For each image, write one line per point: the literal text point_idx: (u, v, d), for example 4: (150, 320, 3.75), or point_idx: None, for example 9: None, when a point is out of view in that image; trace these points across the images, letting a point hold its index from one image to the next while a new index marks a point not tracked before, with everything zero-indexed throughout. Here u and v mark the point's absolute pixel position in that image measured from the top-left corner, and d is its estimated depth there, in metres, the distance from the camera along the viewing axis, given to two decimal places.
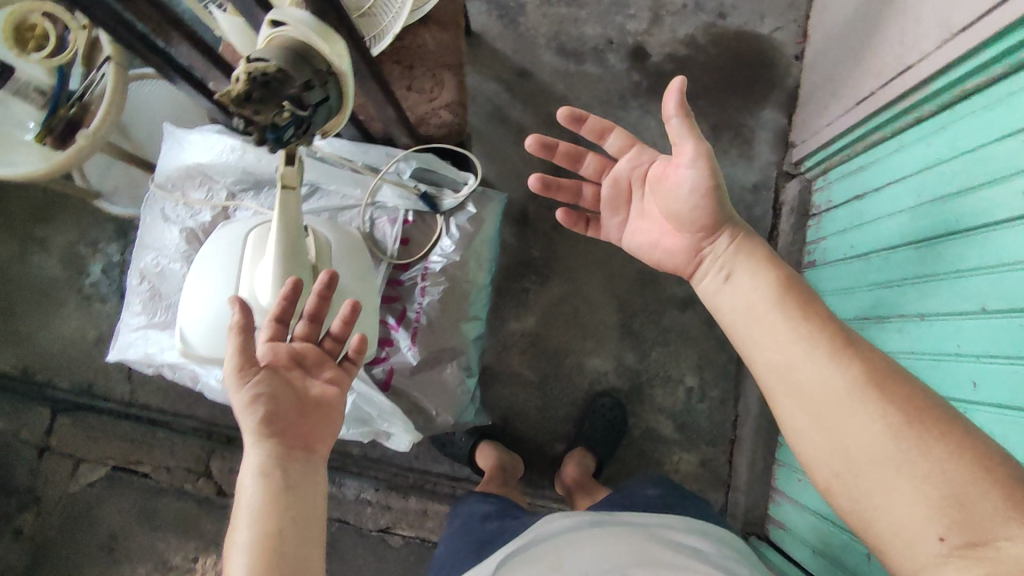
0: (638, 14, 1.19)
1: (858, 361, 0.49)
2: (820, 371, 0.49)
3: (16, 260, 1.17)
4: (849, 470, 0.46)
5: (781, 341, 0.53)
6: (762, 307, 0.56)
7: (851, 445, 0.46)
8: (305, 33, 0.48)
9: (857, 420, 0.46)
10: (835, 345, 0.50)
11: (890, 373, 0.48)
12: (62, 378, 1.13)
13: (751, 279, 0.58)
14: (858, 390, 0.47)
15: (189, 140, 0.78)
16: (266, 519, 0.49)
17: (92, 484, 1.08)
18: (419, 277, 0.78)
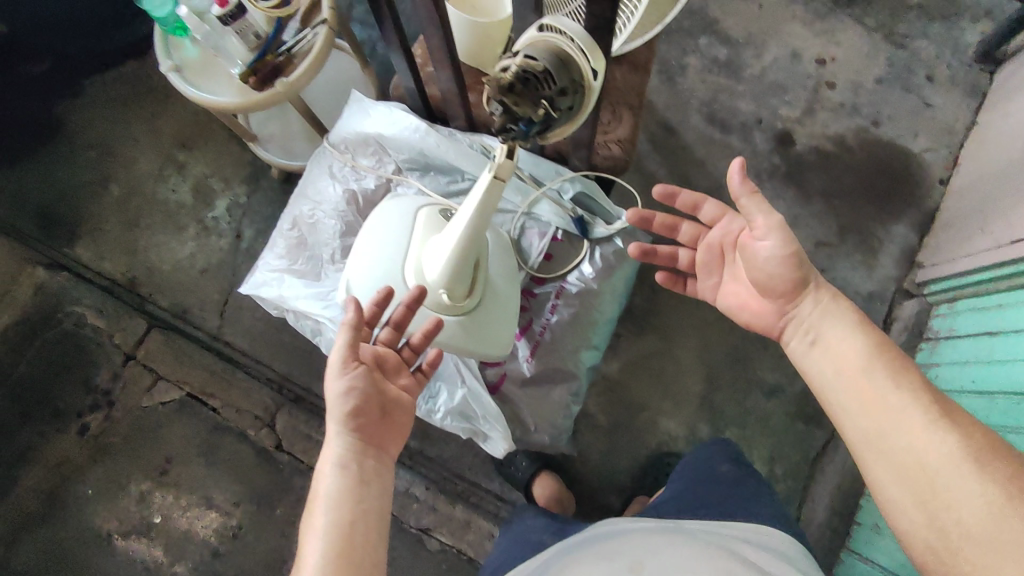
0: (795, 101, 1.21)
1: (960, 432, 0.49)
2: (922, 446, 0.50)
3: (153, 178, 1.23)
4: (947, 544, 0.47)
5: (880, 413, 0.53)
6: (858, 370, 0.56)
7: (952, 522, 0.47)
8: (572, 42, 0.50)
9: (959, 495, 0.47)
10: (938, 417, 0.50)
11: (994, 447, 0.48)
12: (163, 297, 1.17)
13: (842, 339, 0.58)
14: (962, 467, 0.47)
15: (374, 110, 0.81)
16: (346, 504, 0.49)
17: (163, 404, 1.10)
18: (553, 293, 0.79)
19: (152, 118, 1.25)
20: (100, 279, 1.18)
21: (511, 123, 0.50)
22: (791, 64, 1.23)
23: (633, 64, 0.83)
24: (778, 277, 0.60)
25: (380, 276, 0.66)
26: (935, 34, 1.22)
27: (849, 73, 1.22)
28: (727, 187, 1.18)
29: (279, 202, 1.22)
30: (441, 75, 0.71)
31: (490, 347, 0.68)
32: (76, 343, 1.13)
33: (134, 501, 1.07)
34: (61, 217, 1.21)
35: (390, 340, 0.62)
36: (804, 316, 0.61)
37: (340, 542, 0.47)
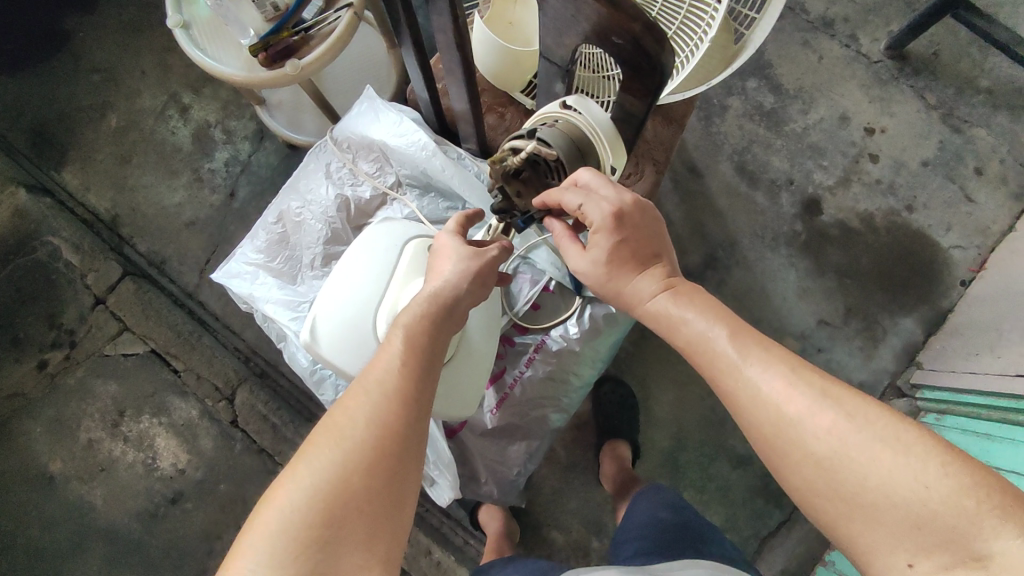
0: (831, 168, 1.15)
1: (789, 383, 0.43)
2: (762, 414, 0.44)
3: (154, 116, 1.17)
4: (811, 503, 0.42)
5: (719, 388, 0.47)
6: (692, 346, 0.49)
7: (803, 481, 0.42)
8: (596, 133, 0.46)
9: (800, 452, 0.42)
10: (761, 370, 0.45)
11: (823, 384, 0.43)
12: (144, 243, 1.13)
13: (672, 315, 0.50)
14: (796, 425, 0.42)
15: (384, 116, 0.76)
16: (431, 330, 0.50)
17: (125, 356, 1.08)
18: (532, 346, 0.75)
19: (163, 51, 1.19)
20: (84, 212, 1.14)
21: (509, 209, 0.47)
22: (837, 127, 1.16)
23: (666, 117, 0.77)
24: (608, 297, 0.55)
25: (352, 311, 0.62)
26: (996, 125, 1.13)
27: (894, 149, 1.14)
28: (740, 245, 1.13)
29: (279, 167, 1.17)
30: (456, 97, 0.65)
31: (451, 406, 0.65)
32: (48, 276, 1.10)
33: (81, 447, 1.05)
34: (55, 137, 1.16)
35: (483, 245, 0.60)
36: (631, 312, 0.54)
37: (419, 347, 0.49)
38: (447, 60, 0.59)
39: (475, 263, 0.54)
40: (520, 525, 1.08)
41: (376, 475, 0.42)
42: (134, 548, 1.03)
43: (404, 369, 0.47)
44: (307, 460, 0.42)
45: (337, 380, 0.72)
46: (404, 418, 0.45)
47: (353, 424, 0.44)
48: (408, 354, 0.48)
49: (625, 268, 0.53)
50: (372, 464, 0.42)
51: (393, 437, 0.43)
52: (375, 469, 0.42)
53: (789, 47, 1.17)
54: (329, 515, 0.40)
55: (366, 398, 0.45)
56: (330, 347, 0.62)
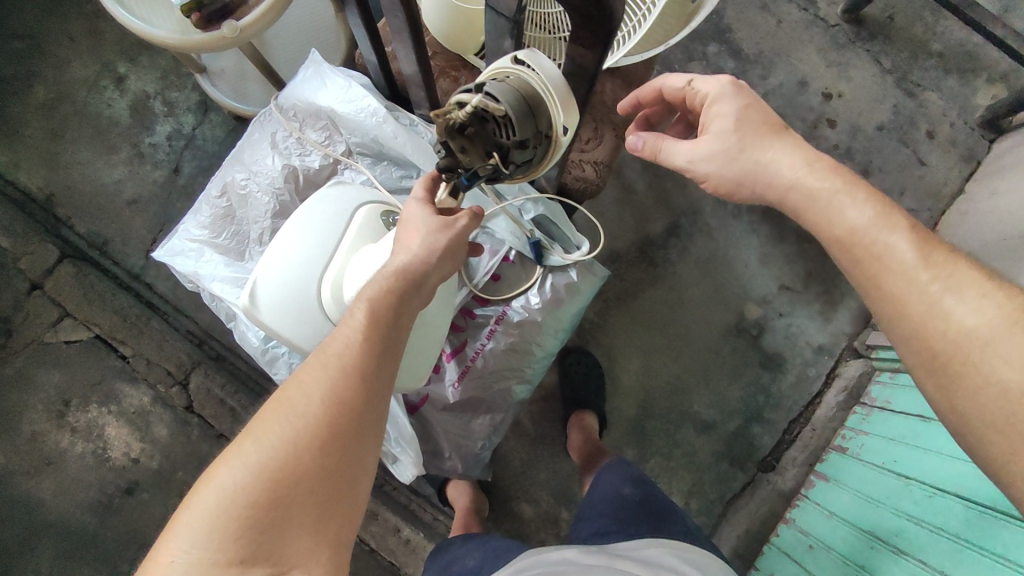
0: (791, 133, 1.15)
1: (979, 301, 0.42)
2: (941, 331, 0.43)
3: (85, 87, 1.09)
4: (971, 432, 0.43)
5: (883, 300, 0.46)
6: (843, 244, 0.48)
7: (969, 405, 0.42)
8: (547, 90, 0.43)
9: (981, 376, 0.41)
10: (952, 290, 0.43)
11: (1022, 311, 0.41)
12: (83, 224, 1.07)
13: (823, 211, 0.49)
14: (984, 345, 0.41)
15: (332, 82, 0.72)
16: (395, 302, 0.48)
17: (68, 343, 1.02)
18: (493, 318, 0.73)
19: (92, 15, 1.10)
20: (13, 191, 1.07)
21: (455, 168, 0.44)
22: (796, 92, 1.16)
23: (625, 80, 0.76)
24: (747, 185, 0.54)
25: (300, 283, 0.59)
26: (948, 88, 1.15)
27: (851, 113, 1.15)
28: (702, 212, 1.14)
29: (226, 141, 1.11)
30: (404, 59, 0.62)
31: (407, 378, 0.64)
32: None
33: (25, 440, 1.00)
34: None
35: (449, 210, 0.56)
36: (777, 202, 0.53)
37: (381, 322, 0.47)
38: (391, 17, 0.56)
39: (443, 237, 0.51)
40: (490, 499, 1.08)
41: (328, 453, 0.40)
42: (88, 541, 0.99)
43: (364, 344, 0.45)
44: (255, 436, 0.40)
45: (291, 359, 0.69)
46: (361, 393, 0.43)
47: (307, 399, 0.42)
48: (369, 328, 0.46)
49: (755, 137, 0.53)
50: (324, 442, 0.40)
51: (347, 413, 0.42)
52: (327, 447, 0.40)
53: (748, 10, 1.16)
54: (273, 494, 0.38)
55: (321, 372, 0.43)
56: (277, 321, 0.59)
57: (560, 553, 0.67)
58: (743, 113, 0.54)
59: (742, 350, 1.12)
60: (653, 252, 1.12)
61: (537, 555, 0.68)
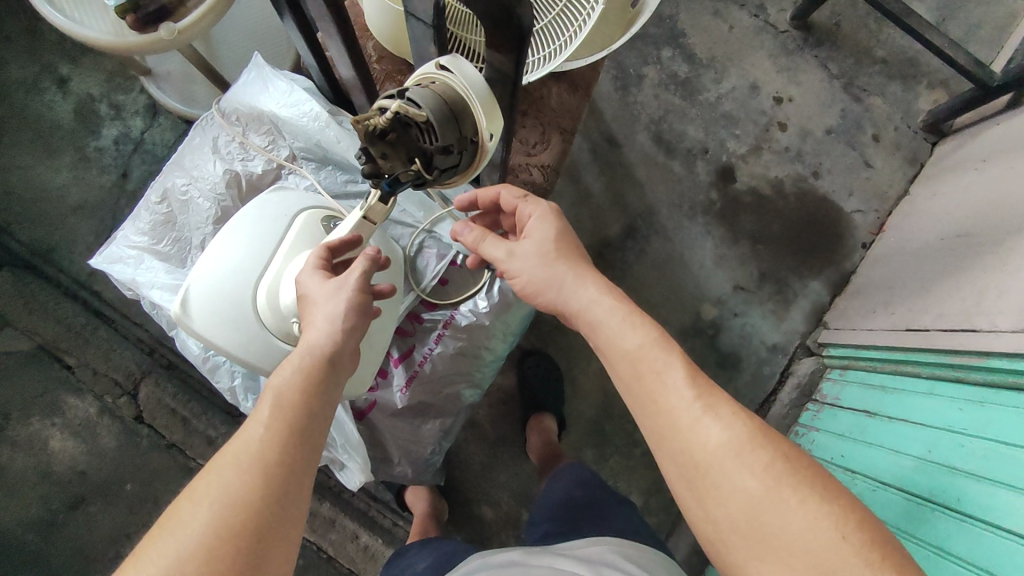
0: (743, 136, 1.17)
1: (729, 418, 0.43)
2: (694, 446, 0.43)
3: (28, 89, 1.06)
4: (720, 540, 0.42)
5: (656, 414, 0.45)
6: (630, 358, 0.48)
7: (721, 515, 0.42)
8: (471, 96, 0.44)
9: (728, 486, 0.41)
10: (709, 410, 0.43)
11: (759, 430, 0.42)
12: (23, 230, 1.04)
13: (613, 328, 0.50)
14: (728, 460, 0.42)
15: (275, 88, 0.72)
16: (310, 390, 0.45)
17: (9, 354, 0.99)
18: (441, 323, 0.73)
19: (33, 16, 1.07)
20: None
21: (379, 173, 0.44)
22: (748, 96, 1.18)
23: (572, 84, 0.76)
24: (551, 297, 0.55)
25: (234, 291, 0.58)
26: (892, 92, 1.19)
27: (801, 117, 1.18)
28: (658, 214, 1.15)
29: (176, 145, 1.09)
30: (342, 62, 0.61)
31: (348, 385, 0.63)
32: None
33: None
34: None
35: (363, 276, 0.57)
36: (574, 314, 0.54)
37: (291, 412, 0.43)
38: (324, 21, 0.55)
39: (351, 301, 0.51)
40: (449, 503, 1.07)
41: (215, 564, 0.35)
42: (31, 559, 0.96)
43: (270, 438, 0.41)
44: (138, 551, 0.36)
45: (233, 366, 0.68)
46: (264, 491, 0.39)
47: (196, 505, 0.38)
48: (278, 419, 0.42)
49: (564, 254, 0.55)
50: (210, 550, 0.36)
51: (245, 517, 0.37)
52: (214, 556, 0.36)
53: (700, 16, 1.18)
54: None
55: (221, 470, 0.39)
56: (210, 330, 0.58)
57: (503, 555, 0.66)
58: (557, 233, 0.57)
59: (698, 350, 1.14)
60: (610, 255, 1.14)
61: (485, 557, 0.67)
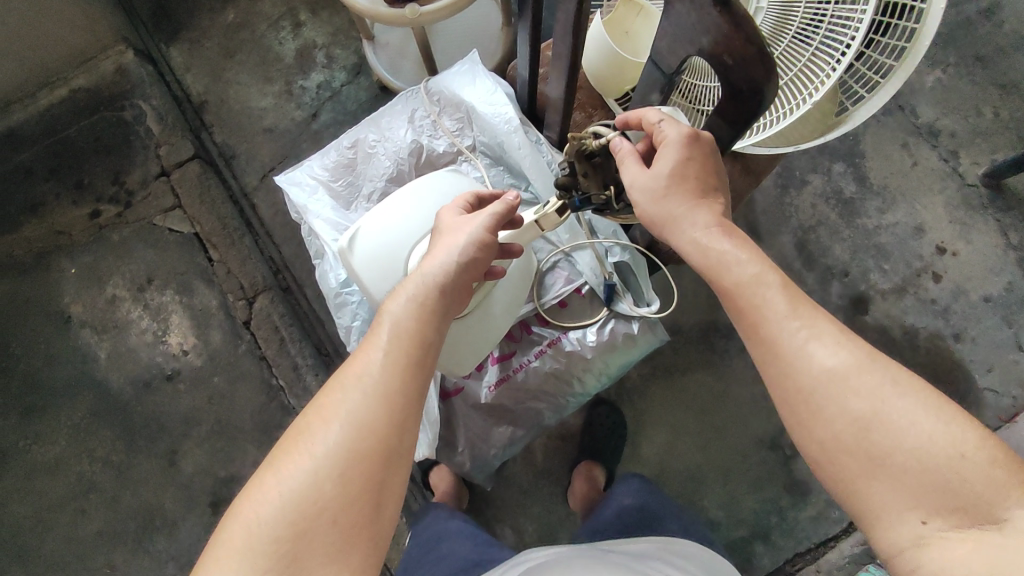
0: (891, 272, 1.12)
1: (836, 345, 0.44)
2: (797, 371, 0.45)
3: (268, 22, 1.23)
4: (825, 456, 0.44)
5: (757, 340, 0.47)
6: (733, 287, 0.49)
7: (828, 439, 0.43)
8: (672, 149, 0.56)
9: (835, 409, 0.43)
10: (814, 335, 0.45)
11: (868, 354, 0.44)
12: (220, 132, 1.19)
13: (724, 251, 0.50)
14: (834, 382, 0.43)
15: (480, 83, 0.79)
16: (425, 323, 0.50)
17: (170, 232, 1.11)
18: (547, 340, 0.76)
19: None
20: (177, 88, 1.20)
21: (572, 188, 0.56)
22: (909, 236, 1.13)
23: (746, 168, 0.78)
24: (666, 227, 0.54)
25: (393, 245, 0.63)
26: None
27: (959, 275, 1.12)
28: None
29: (365, 105, 1.21)
30: (554, 82, 0.67)
31: (451, 359, 0.66)
32: (127, 134, 1.15)
33: (104, 299, 1.10)
34: (174, 14, 1.23)
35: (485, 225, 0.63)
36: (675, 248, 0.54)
37: (408, 346, 0.49)
38: (558, 40, 0.61)
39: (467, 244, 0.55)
40: (478, 512, 1.09)
41: (350, 481, 0.42)
42: (121, 409, 1.07)
43: (388, 374, 0.46)
44: (278, 466, 0.43)
45: (358, 309, 0.72)
46: (392, 414, 0.45)
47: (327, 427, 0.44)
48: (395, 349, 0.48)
49: (679, 191, 0.53)
50: (345, 468, 0.42)
51: (375, 436, 0.44)
52: (349, 473, 0.42)
53: (885, 143, 1.16)
54: (301, 541, 0.41)
55: (348, 392, 0.46)
56: (362, 271, 0.63)
57: (557, 548, 0.68)
58: (680, 164, 0.53)
59: (772, 465, 1.09)
60: (714, 339, 1.12)
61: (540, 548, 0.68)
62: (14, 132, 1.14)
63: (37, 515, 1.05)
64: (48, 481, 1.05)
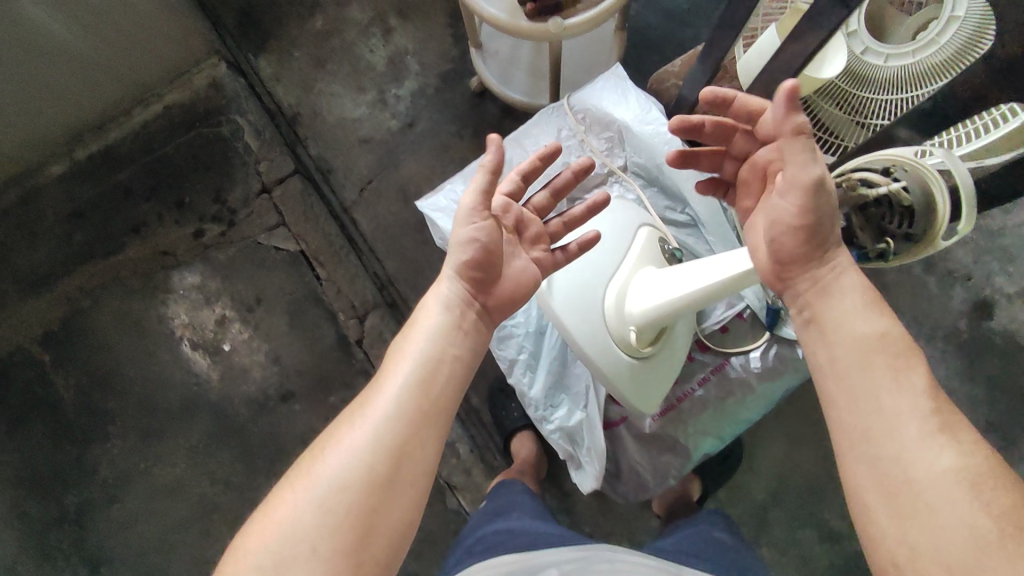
0: (1017, 276, 1.08)
1: (962, 451, 0.43)
2: (912, 462, 0.44)
3: (358, 29, 1.18)
4: (913, 565, 0.41)
5: (871, 414, 0.47)
6: (857, 358, 0.49)
7: (929, 545, 0.41)
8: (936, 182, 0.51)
9: (943, 515, 0.41)
10: (940, 434, 0.44)
11: (1000, 471, 0.42)
12: (314, 145, 1.16)
13: (849, 314, 0.51)
14: (952, 484, 0.41)
15: (632, 100, 0.77)
16: (434, 355, 0.54)
17: (278, 251, 1.11)
18: (709, 366, 0.76)
19: None
20: (269, 101, 1.16)
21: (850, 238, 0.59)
22: None
23: None
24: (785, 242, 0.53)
25: (585, 284, 0.64)
26: None
27: None
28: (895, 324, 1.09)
29: (460, 112, 1.16)
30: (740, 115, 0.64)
31: (641, 399, 0.66)
32: (226, 151, 1.13)
33: (213, 321, 1.10)
34: (260, 22, 1.18)
35: (545, 205, 0.65)
36: (789, 283, 0.55)
37: (415, 380, 0.52)
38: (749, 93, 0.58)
39: (468, 251, 0.57)
40: (594, 527, 1.08)
41: (337, 511, 0.45)
42: (236, 430, 1.07)
43: (392, 408, 0.50)
44: (278, 493, 0.47)
45: (525, 342, 0.75)
46: (388, 447, 0.48)
47: (326, 459, 0.48)
48: (402, 385, 0.52)
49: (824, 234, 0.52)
50: (335, 497, 0.46)
51: (370, 468, 0.47)
52: (338, 503, 0.46)
53: None
54: (282, 568, 0.43)
55: (355, 424, 0.50)
56: (562, 311, 0.64)
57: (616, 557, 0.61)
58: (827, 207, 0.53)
59: None
60: None
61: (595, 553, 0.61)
62: (111, 152, 1.13)
63: (161, 535, 1.06)
64: (170, 502, 1.06)
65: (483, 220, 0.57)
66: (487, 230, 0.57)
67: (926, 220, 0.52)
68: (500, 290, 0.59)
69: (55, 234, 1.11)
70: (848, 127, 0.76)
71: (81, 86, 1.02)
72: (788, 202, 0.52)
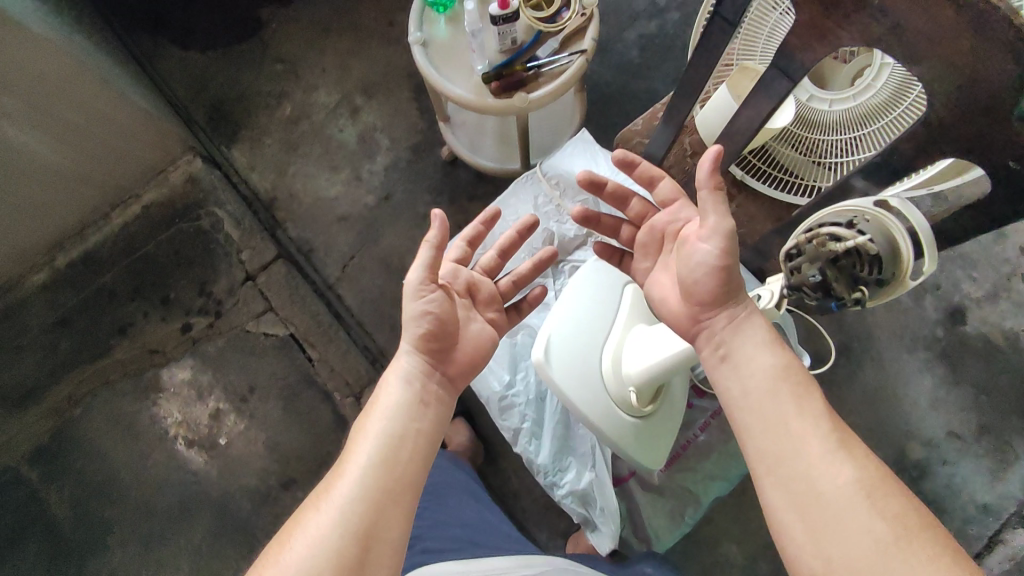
0: (981, 280, 1.12)
1: (855, 463, 0.46)
2: (817, 476, 0.46)
3: (326, 111, 1.21)
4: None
5: (779, 435, 0.49)
6: (760, 385, 0.52)
7: (838, 554, 0.44)
8: (895, 230, 0.55)
9: (850, 526, 0.44)
10: (840, 451, 0.47)
11: (889, 481, 0.46)
12: (293, 228, 1.17)
13: (748, 347, 0.54)
14: (855, 496, 0.45)
15: (601, 163, 0.84)
16: (396, 430, 0.56)
17: (267, 337, 1.11)
18: (708, 411, 0.78)
19: (343, 52, 1.23)
20: (245, 190, 1.19)
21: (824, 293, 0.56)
22: (993, 241, 1.13)
23: None
24: (703, 282, 0.55)
25: (582, 349, 0.66)
26: None
27: None
28: (877, 339, 1.12)
29: (433, 180, 1.19)
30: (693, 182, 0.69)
31: (644, 457, 0.67)
32: (207, 245, 1.14)
33: (208, 415, 1.08)
34: (230, 115, 1.21)
35: (494, 265, 0.73)
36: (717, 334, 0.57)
37: (379, 458, 0.53)
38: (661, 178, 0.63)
39: (420, 323, 0.61)
40: None
41: None
42: (240, 525, 1.05)
43: (357, 488, 0.51)
44: None
45: (527, 410, 0.76)
46: (354, 529, 0.49)
47: (292, 549, 0.48)
48: (366, 463, 0.53)
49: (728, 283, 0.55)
50: None
51: (337, 553, 0.48)
52: None
53: None
54: None
55: (319, 509, 0.50)
56: (563, 382, 0.64)
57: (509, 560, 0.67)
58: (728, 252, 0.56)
59: None
60: (821, 368, 1.12)
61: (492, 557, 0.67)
62: (91, 257, 1.13)
63: None
64: None
65: (431, 292, 0.61)
66: (438, 301, 0.62)
67: (891, 265, 0.56)
68: (460, 357, 0.63)
69: (40, 344, 1.10)
70: (807, 166, 0.81)
71: (54, 198, 1.03)
72: (708, 245, 0.54)
